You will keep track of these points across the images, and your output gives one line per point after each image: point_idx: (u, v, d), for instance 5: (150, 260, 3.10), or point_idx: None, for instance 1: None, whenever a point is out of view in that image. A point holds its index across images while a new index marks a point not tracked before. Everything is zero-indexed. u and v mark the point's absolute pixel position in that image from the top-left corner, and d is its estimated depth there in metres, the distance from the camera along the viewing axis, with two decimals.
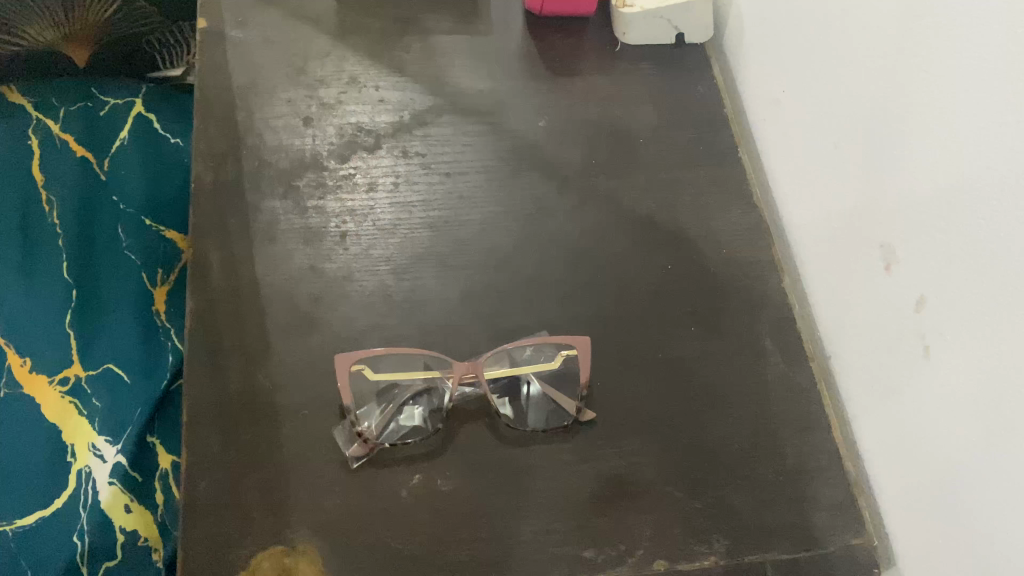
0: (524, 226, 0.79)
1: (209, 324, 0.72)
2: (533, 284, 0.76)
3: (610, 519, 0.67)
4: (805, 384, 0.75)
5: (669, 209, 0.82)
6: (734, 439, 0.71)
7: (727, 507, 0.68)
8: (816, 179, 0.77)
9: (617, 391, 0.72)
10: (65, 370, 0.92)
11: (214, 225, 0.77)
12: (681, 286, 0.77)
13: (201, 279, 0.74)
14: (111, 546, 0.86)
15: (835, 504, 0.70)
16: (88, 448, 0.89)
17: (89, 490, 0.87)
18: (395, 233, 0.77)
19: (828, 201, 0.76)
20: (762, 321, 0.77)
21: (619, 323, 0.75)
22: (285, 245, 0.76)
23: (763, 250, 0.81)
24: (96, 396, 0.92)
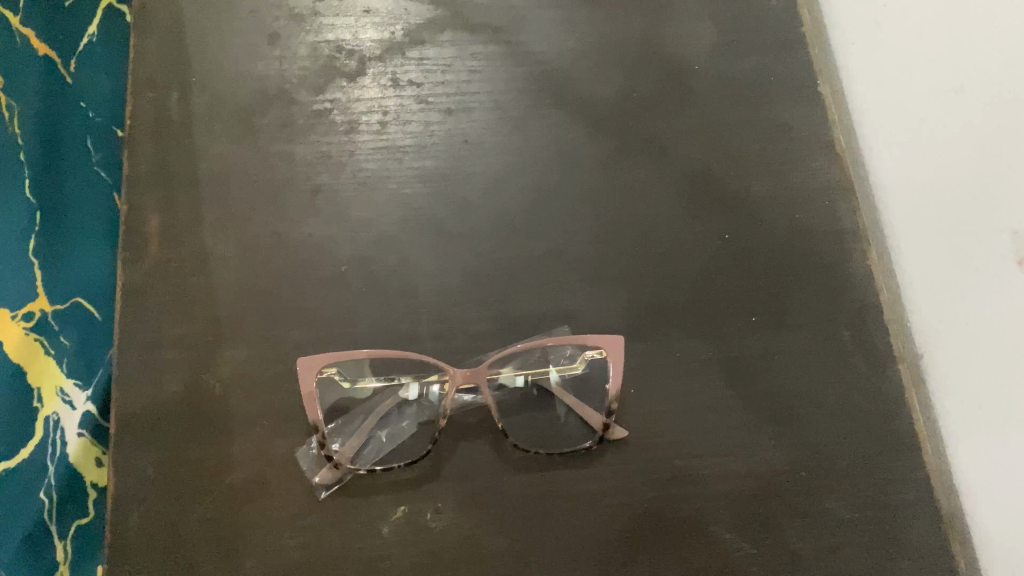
0: (542, 183, 0.63)
1: (144, 306, 0.58)
2: (553, 260, 0.61)
3: (640, 567, 0.54)
4: (892, 392, 0.59)
5: (727, 160, 0.65)
6: (800, 465, 0.57)
7: (788, 552, 0.55)
8: (926, 129, 0.60)
9: (655, 401, 0.57)
10: (30, 304, 0.64)
11: (153, 177, 0.61)
12: (740, 263, 0.62)
13: (136, 247, 0.59)
14: (81, 504, 0.65)
15: (923, 549, 0.56)
16: (56, 394, 0.64)
17: (60, 443, 0.64)
18: (379, 191, 0.62)
19: (941, 162, 0.58)
20: (840, 309, 0.61)
21: (660, 314, 0.60)
22: (243, 205, 0.61)
23: (847, 215, 0.64)
24: (65, 332, 0.67)
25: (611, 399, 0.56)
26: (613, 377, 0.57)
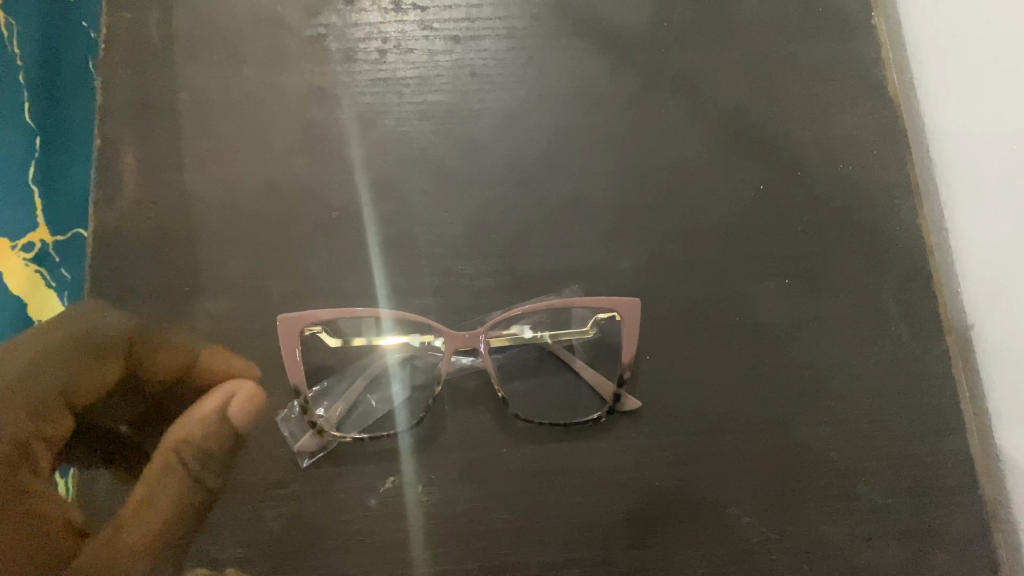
0: (559, 123, 0.57)
1: (119, 250, 0.53)
2: (568, 209, 0.55)
3: (650, 551, 0.50)
4: (938, 367, 0.53)
5: (767, 100, 0.58)
6: (829, 445, 0.52)
7: (812, 540, 0.50)
8: (1001, 72, 0.52)
9: (673, 371, 0.52)
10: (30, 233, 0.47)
11: (130, 106, 0.56)
12: (774, 218, 0.56)
13: (111, 184, 0.54)
14: None
15: (965, 540, 0.50)
16: None
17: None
18: (375, 127, 0.56)
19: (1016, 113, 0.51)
20: (884, 273, 0.55)
21: (683, 273, 0.54)
22: (228, 140, 0.56)
23: (897, 166, 0.57)
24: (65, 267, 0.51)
25: (623, 367, 0.52)
26: (627, 343, 0.52)
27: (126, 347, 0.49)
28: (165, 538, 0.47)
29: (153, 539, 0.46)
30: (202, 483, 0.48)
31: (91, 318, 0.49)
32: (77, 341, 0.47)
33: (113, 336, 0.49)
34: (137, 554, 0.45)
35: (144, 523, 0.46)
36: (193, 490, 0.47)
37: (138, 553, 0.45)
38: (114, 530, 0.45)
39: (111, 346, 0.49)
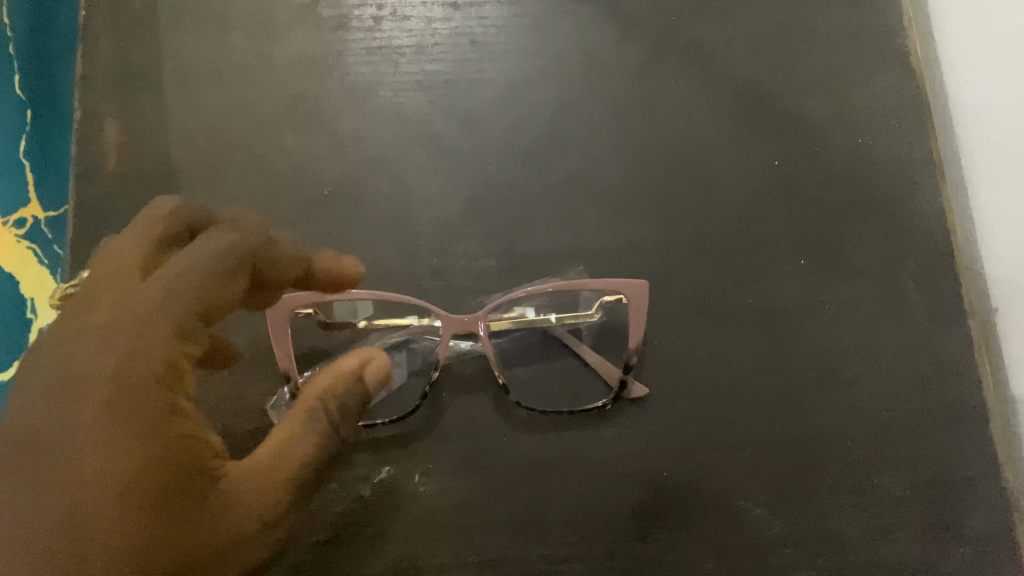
0: (564, 94, 0.54)
1: (101, 228, 0.51)
2: (572, 185, 0.52)
3: (657, 545, 0.47)
4: (961, 353, 0.51)
5: (782, 71, 0.55)
6: (846, 435, 0.49)
7: (828, 534, 0.48)
8: None
9: (682, 357, 0.50)
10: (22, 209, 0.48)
11: (111, 75, 0.53)
12: (789, 194, 0.53)
13: (93, 158, 0.52)
14: None
15: (989, 535, 0.48)
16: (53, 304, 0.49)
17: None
18: (370, 98, 0.53)
19: None
20: (905, 253, 0.52)
21: (693, 253, 0.52)
22: (215, 111, 0.53)
23: (920, 141, 0.54)
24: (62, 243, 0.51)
25: (629, 353, 0.49)
26: (633, 328, 0.49)
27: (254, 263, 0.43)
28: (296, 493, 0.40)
29: (286, 495, 0.39)
30: (339, 431, 0.42)
31: (236, 237, 0.42)
32: (216, 264, 0.40)
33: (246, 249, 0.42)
34: (250, 503, 0.38)
35: (278, 473, 0.39)
36: (331, 442, 0.41)
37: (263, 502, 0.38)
38: (247, 467, 0.39)
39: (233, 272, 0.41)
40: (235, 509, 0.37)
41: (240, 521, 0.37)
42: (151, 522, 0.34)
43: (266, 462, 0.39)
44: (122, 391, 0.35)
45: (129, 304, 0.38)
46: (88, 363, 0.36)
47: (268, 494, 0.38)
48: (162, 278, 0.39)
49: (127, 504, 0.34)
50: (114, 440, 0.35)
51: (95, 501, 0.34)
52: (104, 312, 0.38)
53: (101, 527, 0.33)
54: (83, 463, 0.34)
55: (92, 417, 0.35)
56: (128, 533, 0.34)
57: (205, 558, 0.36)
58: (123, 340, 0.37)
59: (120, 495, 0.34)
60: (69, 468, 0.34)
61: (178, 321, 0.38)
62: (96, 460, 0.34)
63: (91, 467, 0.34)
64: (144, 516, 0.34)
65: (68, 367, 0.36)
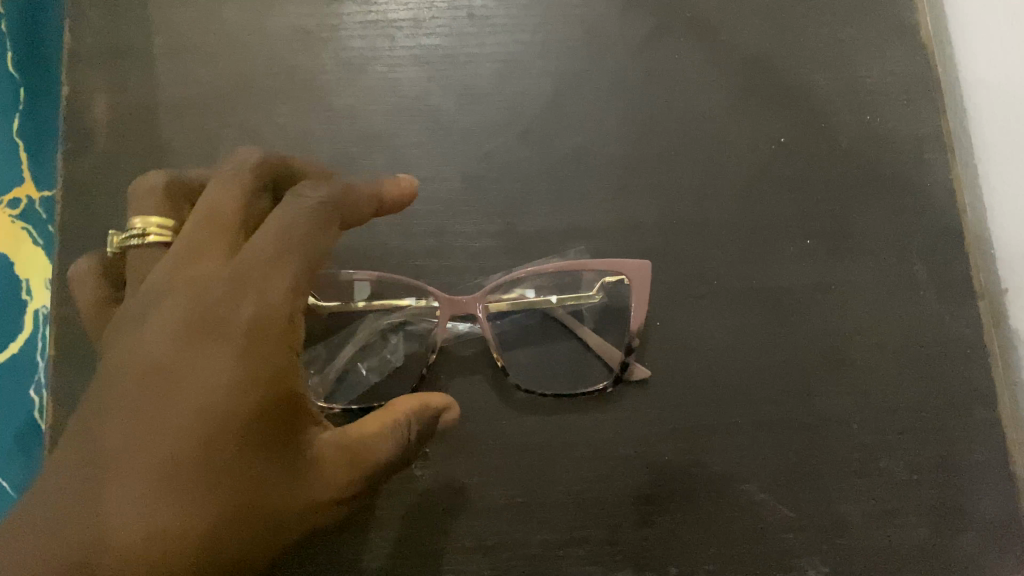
0: (564, 68, 0.53)
1: (91, 206, 0.50)
2: (572, 162, 0.51)
3: (658, 529, 0.46)
4: (970, 334, 0.50)
5: (787, 45, 0.54)
6: (852, 417, 0.48)
7: (832, 518, 0.47)
8: None
9: (684, 338, 0.49)
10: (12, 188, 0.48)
11: (101, 50, 0.52)
12: (795, 171, 0.52)
13: (82, 134, 0.51)
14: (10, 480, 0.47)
15: (996, 519, 0.47)
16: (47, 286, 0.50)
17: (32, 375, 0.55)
18: (365, 72, 0.52)
19: None
20: (914, 232, 0.51)
21: (696, 231, 0.50)
22: (207, 86, 0.52)
23: (930, 117, 0.53)
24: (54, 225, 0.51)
25: (631, 334, 0.48)
26: (635, 309, 0.48)
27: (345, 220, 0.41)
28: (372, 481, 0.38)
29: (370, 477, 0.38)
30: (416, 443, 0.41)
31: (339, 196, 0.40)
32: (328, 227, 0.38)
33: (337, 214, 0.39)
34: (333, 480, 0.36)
35: (365, 457, 0.38)
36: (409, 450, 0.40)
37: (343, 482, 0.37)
38: (334, 441, 0.37)
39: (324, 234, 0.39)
40: (321, 483, 0.36)
41: (329, 495, 0.36)
42: (249, 484, 0.33)
43: (355, 446, 0.38)
44: (240, 346, 0.34)
45: (246, 255, 0.36)
46: (207, 306, 0.35)
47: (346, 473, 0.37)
48: (274, 228, 0.37)
49: (228, 465, 0.33)
50: (232, 390, 0.33)
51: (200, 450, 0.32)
52: (219, 275, 0.36)
53: (200, 474, 0.32)
54: (195, 407, 0.33)
55: (211, 366, 0.34)
56: (227, 488, 0.32)
57: (289, 530, 0.35)
58: (247, 295, 0.35)
59: (225, 453, 0.33)
60: (201, 401, 0.33)
61: (300, 282, 0.37)
62: (214, 402, 0.33)
63: (201, 413, 0.33)
64: (249, 473, 0.33)
65: (192, 309, 0.35)
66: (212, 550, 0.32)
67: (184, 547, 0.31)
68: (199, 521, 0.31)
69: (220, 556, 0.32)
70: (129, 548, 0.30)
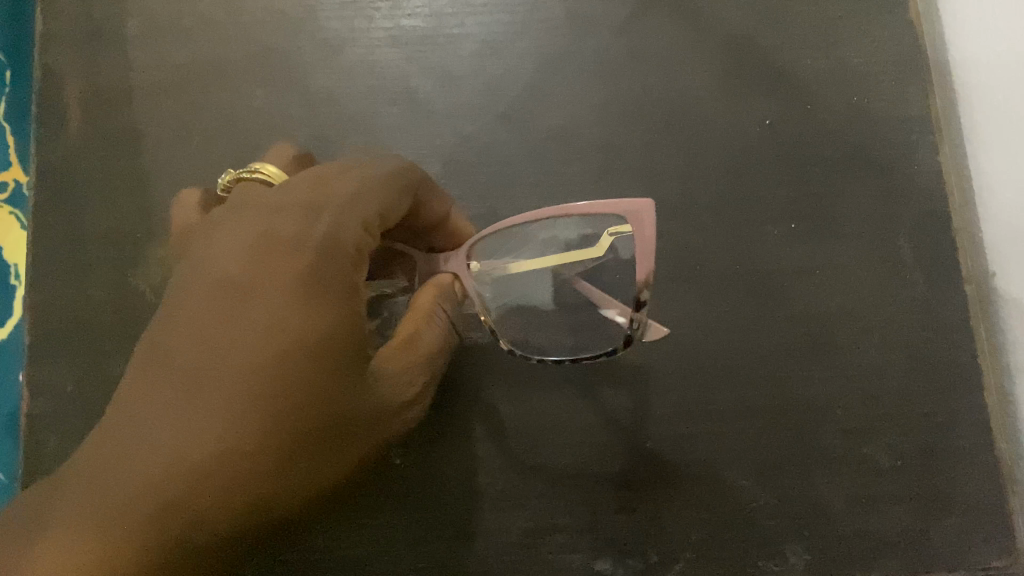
0: (546, 48, 0.52)
1: (64, 190, 0.49)
2: (554, 145, 0.50)
3: (639, 516, 0.46)
4: (955, 318, 0.49)
5: (773, 24, 0.53)
6: (835, 403, 0.48)
7: (813, 504, 0.46)
8: None
9: (667, 323, 0.48)
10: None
11: (75, 32, 0.52)
12: (779, 152, 0.51)
13: (55, 117, 0.50)
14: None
15: (980, 504, 0.46)
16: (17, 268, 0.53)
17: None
18: (342, 53, 0.51)
19: None
20: (899, 215, 0.50)
21: (678, 214, 0.50)
22: (184, 66, 0.51)
23: (915, 98, 0.52)
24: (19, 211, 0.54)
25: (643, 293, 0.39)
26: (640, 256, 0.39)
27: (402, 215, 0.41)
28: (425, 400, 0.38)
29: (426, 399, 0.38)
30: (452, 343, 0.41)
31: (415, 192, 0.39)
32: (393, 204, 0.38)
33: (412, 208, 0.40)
34: (400, 407, 0.35)
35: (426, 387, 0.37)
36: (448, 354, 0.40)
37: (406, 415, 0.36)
38: (392, 350, 0.36)
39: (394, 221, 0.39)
40: (390, 413, 0.35)
41: (398, 403, 0.35)
42: (315, 404, 0.30)
43: (408, 347, 0.37)
44: (314, 295, 0.32)
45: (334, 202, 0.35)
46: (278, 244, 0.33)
47: (411, 403, 0.36)
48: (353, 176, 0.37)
49: (312, 397, 0.30)
50: (300, 309, 0.31)
51: (269, 371, 0.30)
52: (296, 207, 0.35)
53: (267, 394, 0.30)
54: (261, 321, 0.31)
55: (278, 299, 0.31)
56: (300, 410, 0.30)
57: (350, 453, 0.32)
58: (321, 219, 0.34)
59: (311, 390, 0.30)
60: (273, 319, 0.31)
61: (370, 223, 0.36)
62: (285, 319, 0.31)
63: (265, 328, 0.31)
64: (314, 400, 0.30)
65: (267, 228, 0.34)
66: (296, 481, 0.30)
67: (270, 481, 0.29)
68: (281, 458, 0.30)
69: (283, 487, 0.30)
70: (202, 480, 0.28)
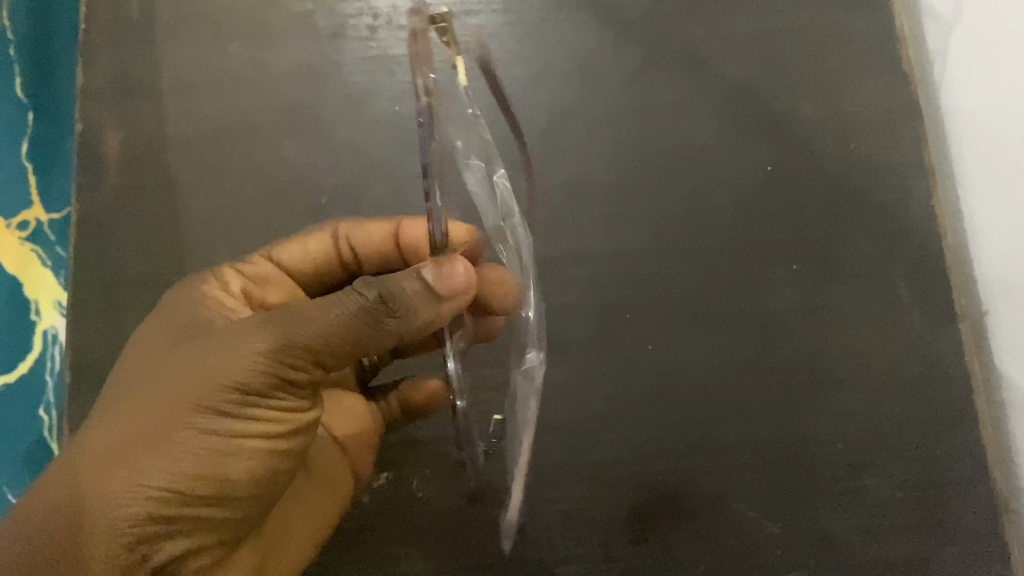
0: (560, 100, 0.55)
1: (101, 235, 0.52)
2: (567, 191, 0.54)
3: (650, 547, 0.48)
4: (951, 355, 0.51)
5: (774, 75, 0.56)
6: (837, 436, 0.50)
7: (818, 534, 0.48)
8: None
9: (676, 361, 0.51)
10: (23, 212, 0.50)
11: (111, 86, 0.55)
12: (782, 197, 0.54)
13: (92, 167, 0.53)
14: None
15: (979, 533, 0.48)
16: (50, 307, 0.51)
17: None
18: (367, 104, 0.54)
19: None
20: (896, 258, 0.53)
21: (685, 257, 0.53)
22: (215, 117, 0.54)
23: (910, 146, 0.55)
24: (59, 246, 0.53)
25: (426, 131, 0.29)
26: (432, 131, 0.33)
27: (343, 262, 0.45)
28: (309, 345, 0.34)
29: (300, 340, 0.34)
30: (389, 303, 0.34)
31: (317, 233, 0.46)
32: (286, 247, 0.45)
33: (328, 238, 0.45)
34: (238, 340, 0.34)
35: (282, 326, 0.34)
36: (376, 314, 0.34)
37: (247, 346, 0.34)
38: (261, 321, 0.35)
39: (319, 265, 0.45)
40: (226, 352, 0.34)
41: (235, 353, 0.34)
42: (140, 387, 0.35)
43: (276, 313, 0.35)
44: (161, 322, 0.39)
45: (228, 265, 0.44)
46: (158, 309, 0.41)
47: (253, 335, 0.34)
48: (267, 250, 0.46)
49: (134, 387, 0.35)
50: (151, 337, 0.38)
51: (120, 380, 0.36)
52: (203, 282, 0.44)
53: (112, 395, 0.36)
54: (130, 356, 0.38)
55: (143, 338, 0.39)
56: (128, 395, 0.35)
57: (173, 406, 0.33)
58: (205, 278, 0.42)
59: (127, 391, 0.35)
60: (138, 351, 0.38)
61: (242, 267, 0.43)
62: (141, 348, 0.38)
63: (130, 358, 0.38)
64: (139, 385, 0.35)
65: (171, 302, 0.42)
66: (110, 441, 0.33)
67: (86, 448, 0.33)
68: (99, 434, 0.33)
69: (105, 445, 0.33)
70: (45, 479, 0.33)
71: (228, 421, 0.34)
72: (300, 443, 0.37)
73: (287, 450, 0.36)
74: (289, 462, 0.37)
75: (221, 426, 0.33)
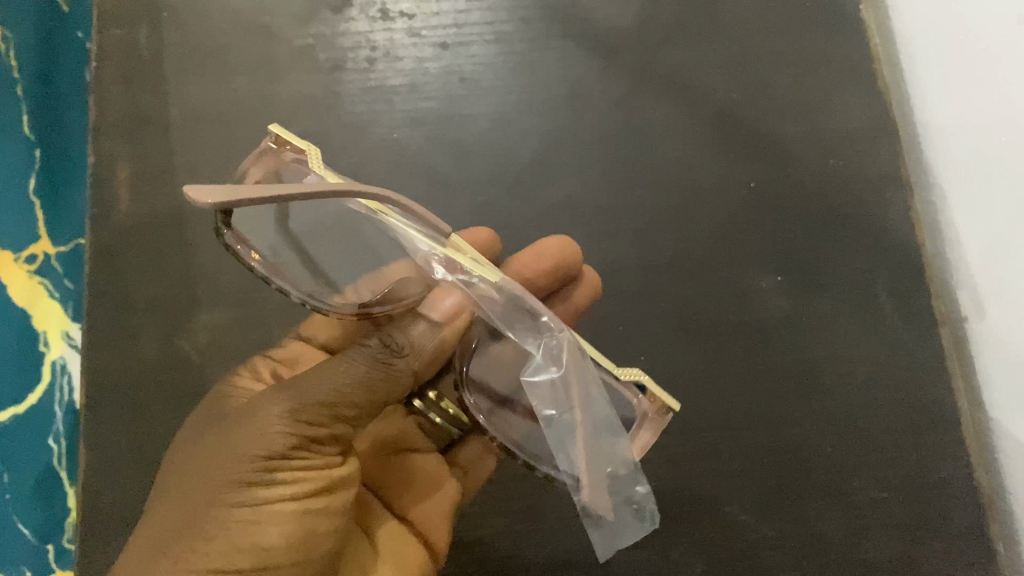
0: (550, 124, 0.58)
1: (114, 263, 0.54)
2: (561, 210, 0.56)
3: (649, 550, 0.50)
4: (931, 360, 0.53)
5: (755, 96, 0.59)
6: (826, 440, 0.52)
7: (808, 535, 0.50)
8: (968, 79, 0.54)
9: (668, 370, 0.53)
10: None
11: (121, 121, 0.57)
12: (766, 213, 0.56)
13: (105, 198, 0.56)
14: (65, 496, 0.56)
15: (965, 530, 0.50)
16: None
17: (67, 388, 0.58)
18: (367, 133, 0.57)
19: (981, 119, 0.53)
20: (876, 267, 0.55)
21: (675, 270, 0.55)
22: (221, 147, 0.56)
23: (886, 161, 0.58)
24: None
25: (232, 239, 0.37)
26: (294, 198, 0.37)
27: None
28: (323, 400, 0.35)
29: (312, 398, 0.35)
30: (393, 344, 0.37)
31: None
32: (313, 326, 0.48)
33: None
34: (254, 412, 0.35)
35: (290, 391, 0.35)
36: (382, 356, 0.37)
37: (261, 416, 0.35)
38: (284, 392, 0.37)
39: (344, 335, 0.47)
40: (245, 426, 0.35)
41: (253, 426, 0.35)
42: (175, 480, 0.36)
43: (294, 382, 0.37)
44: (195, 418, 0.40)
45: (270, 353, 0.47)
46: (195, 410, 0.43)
47: (266, 405, 0.35)
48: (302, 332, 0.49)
49: (171, 479, 0.36)
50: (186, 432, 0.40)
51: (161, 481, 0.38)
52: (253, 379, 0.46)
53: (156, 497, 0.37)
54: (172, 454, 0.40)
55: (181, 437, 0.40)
56: (166, 488, 0.36)
57: (202, 489, 0.34)
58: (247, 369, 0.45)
59: (165, 485, 0.37)
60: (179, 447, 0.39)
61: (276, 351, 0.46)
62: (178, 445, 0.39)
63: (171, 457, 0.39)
64: (174, 477, 0.36)
65: None
66: (154, 537, 0.34)
67: (134, 549, 0.34)
68: (145, 533, 0.35)
69: (150, 541, 0.34)
70: None
71: (255, 490, 0.34)
72: (340, 502, 0.36)
73: (326, 509, 0.36)
74: (335, 523, 0.36)
75: (249, 496, 0.34)
